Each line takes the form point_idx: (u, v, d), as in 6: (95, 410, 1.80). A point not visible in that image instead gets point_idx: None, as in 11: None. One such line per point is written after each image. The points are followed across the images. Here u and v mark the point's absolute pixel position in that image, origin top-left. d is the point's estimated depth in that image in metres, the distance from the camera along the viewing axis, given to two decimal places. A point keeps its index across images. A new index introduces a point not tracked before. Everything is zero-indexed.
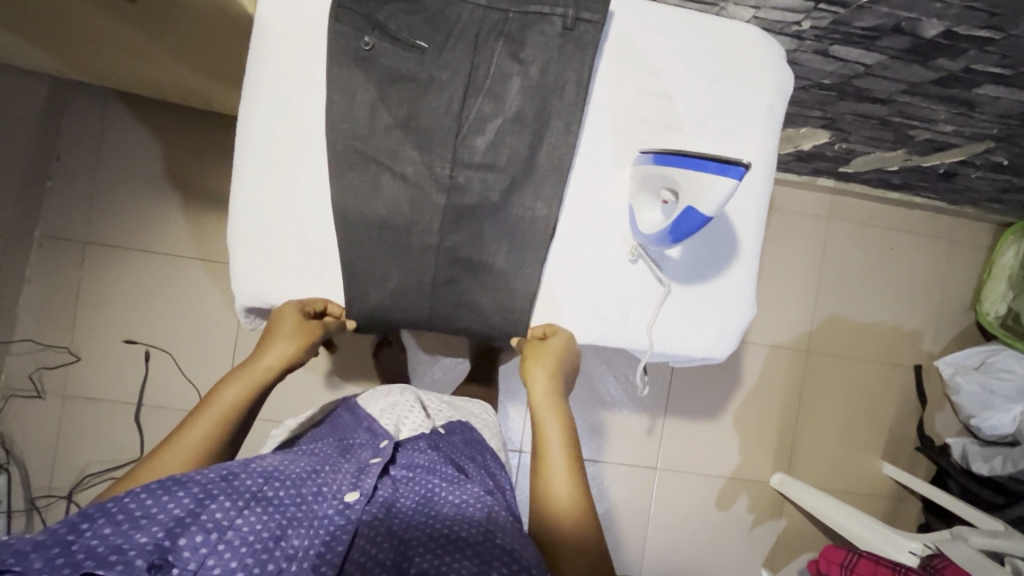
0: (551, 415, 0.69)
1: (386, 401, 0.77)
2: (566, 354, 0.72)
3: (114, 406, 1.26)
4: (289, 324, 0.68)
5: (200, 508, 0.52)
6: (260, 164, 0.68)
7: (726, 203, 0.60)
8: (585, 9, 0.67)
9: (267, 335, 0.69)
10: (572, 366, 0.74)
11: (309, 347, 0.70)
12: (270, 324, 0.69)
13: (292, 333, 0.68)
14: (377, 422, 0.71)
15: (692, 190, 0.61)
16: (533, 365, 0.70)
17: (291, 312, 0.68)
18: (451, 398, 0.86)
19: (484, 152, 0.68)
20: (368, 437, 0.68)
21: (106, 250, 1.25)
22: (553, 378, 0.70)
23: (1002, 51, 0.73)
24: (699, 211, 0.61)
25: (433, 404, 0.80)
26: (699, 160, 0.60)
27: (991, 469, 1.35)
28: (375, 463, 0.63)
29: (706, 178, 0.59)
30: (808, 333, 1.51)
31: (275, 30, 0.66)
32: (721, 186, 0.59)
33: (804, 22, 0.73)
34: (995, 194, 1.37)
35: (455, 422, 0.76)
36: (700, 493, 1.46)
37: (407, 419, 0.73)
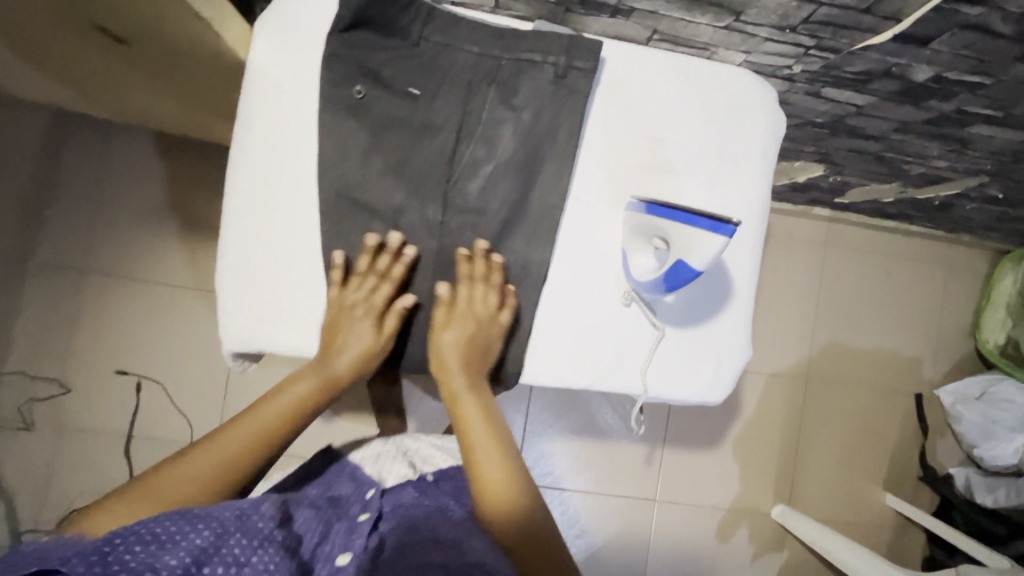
0: (471, 406, 0.69)
1: (366, 452, 0.77)
2: (471, 334, 0.69)
3: (105, 438, 1.24)
4: (362, 337, 0.68)
5: (220, 541, 0.51)
6: (252, 206, 0.67)
7: (717, 257, 0.61)
8: (578, 57, 0.67)
9: (334, 338, 0.68)
10: (491, 332, 0.70)
11: (378, 357, 0.70)
12: (336, 318, 0.68)
13: (364, 339, 0.68)
14: (358, 472, 0.72)
15: (682, 243, 0.61)
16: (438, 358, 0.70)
17: (364, 318, 0.68)
18: (443, 437, 0.83)
19: (477, 198, 0.69)
20: (352, 490, 0.69)
21: (100, 280, 1.24)
22: (464, 365, 0.69)
23: (991, 95, 0.73)
24: (691, 263, 0.61)
25: (421, 447, 0.78)
26: (689, 215, 0.60)
27: (996, 500, 1.34)
28: (365, 520, 0.63)
29: (698, 233, 0.60)
30: (807, 361, 1.50)
31: (269, 74, 0.67)
32: (715, 241, 0.59)
33: (795, 66, 0.73)
34: (992, 223, 1.37)
35: (448, 468, 0.74)
36: (700, 528, 1.44)
37: (391, 470, 0.73)
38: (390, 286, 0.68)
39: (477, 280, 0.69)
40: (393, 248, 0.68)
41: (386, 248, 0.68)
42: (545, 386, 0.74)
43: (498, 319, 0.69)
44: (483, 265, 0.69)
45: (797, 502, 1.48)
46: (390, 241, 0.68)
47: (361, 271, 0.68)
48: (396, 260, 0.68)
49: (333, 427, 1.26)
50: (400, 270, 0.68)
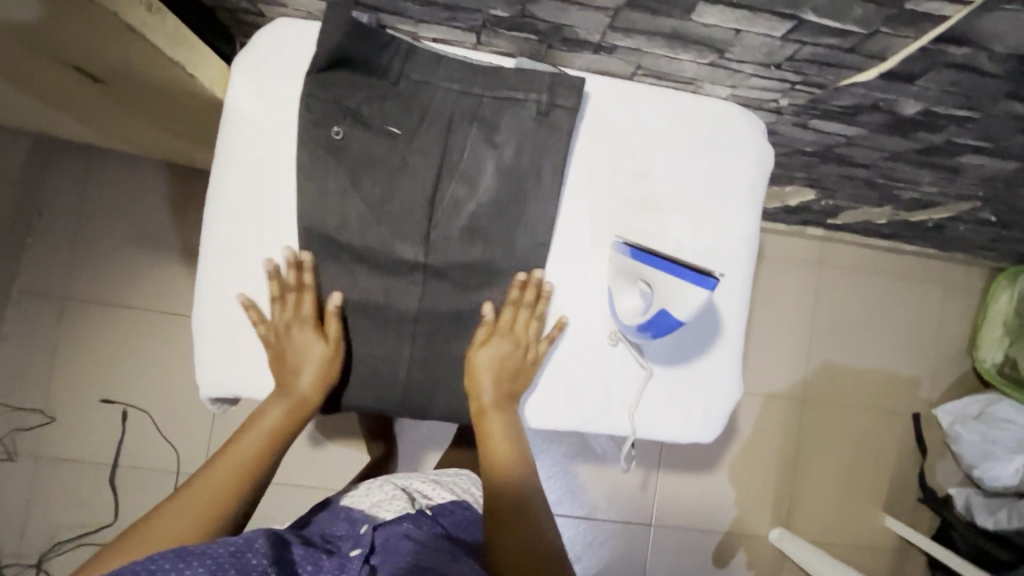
0: (497, 422, 0.68)
1: (366, 492, 0.81)
2: (506, 356, 0.67)
3: (90, 468, 1.21)
4: (312, 350, 0.65)
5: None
6: (228, 248, 0.66)
7: (699, 309, 0.61)
8: (561, 94, 0.66)
9: (289, 363, 0.65)
10: (527, 355, 0.68)
11: (337, 367, 0.67)
12: (280, 341, 0.66)
13: (315, 359, 0.65)
14: (352, 511, 0.75)
15: (666, 293, 0.61)
16: (476, 369, 0.68)
17: (305, 337, 0.65)
18: (437, 478, 0.86)
19: (459, 237, 0.67)
20: (347, 528, 0.71)
21: (85, 307, 1.22)
22: (498, 381, 0.67)
23: (982, 128, 0.71)
24: (673, 314, 0.61)
25: (417, 488, 0.82)
26: (675, 266, 0.61)
27: (997, 522, 1.31)
28: (357, 554, 0.62)
29: (681, 285, 0.60)
30: (803, 381, 1.48)
31: (246, 113, 0.66)
32: (698, 294, 0.59)
33: (781, 100, 0.72)
34: (987, 244, 1.35)
35: (444, 505, 0.77)
36: (697, 552, 1.41)
37: (387, 504, 0.76)
38: (312, 297, 0.66)
39: (523, 305, 0.68)
40: (296, 260, 0.65)
41: (291, 261, 0.65)
42: (534, 427, 0.72)
43: (537, 345, 0.69)
44: (531, 294, 0.68)
45: (794, 525, 1.46)
46: (294, 255, 0.65)
47: (278, 294, 0.65)
48: (302, 269, 0.66)
49: (323, 454, 1.24)
50: (312, 277, 0.66)
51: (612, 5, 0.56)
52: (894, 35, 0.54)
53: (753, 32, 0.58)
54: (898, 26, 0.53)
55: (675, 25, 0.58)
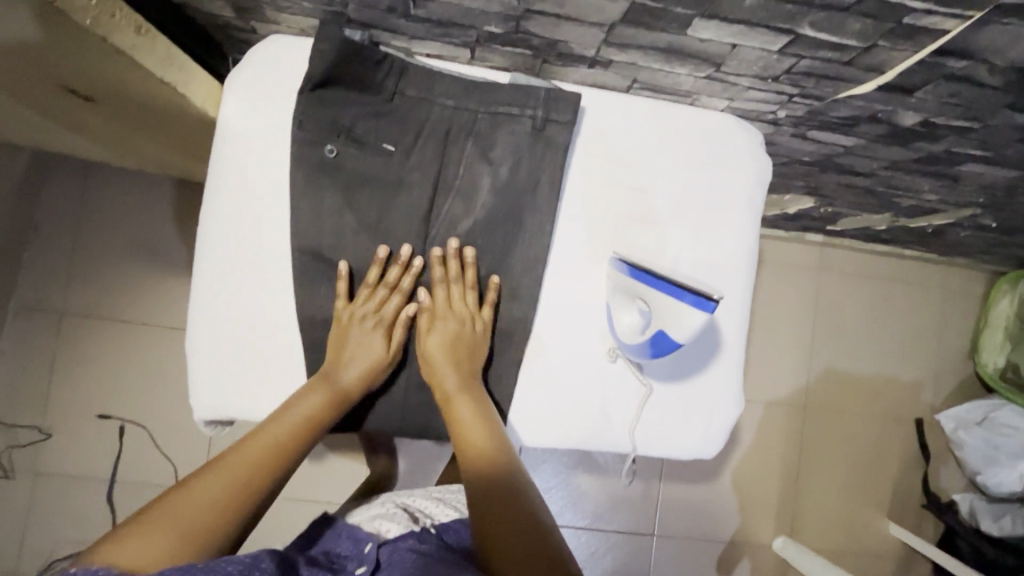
0: (464, 406, 0.65)
1: (369, 511, 0.81)
2: (454, 335, 0.67)
3: (87, 484, 1.20)
4: (373, 348, 0.66)
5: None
6: (221, 268, 0.65)
7: (696, 332, 0.61)
8: (556, 109, 0.66)
9: (345, 353, 0.66)
10: (475, 330, 0.67)
11: (385, 373, 0.68)
12: (345, 331, 0.66)
13: (372, 353, 0.66)
14: (355, 528, 0.73)
15: (665, 314, 0.61)
16: (428, 358, 0.67)
17: (369, 329, 0.66)
18: (440, 495, 0.85)
19: (455, 254, 0.67)
20: (351, 547, 0.70)
21: (81, 321, 1.21)
22: (451, 363, 0.66)
23: (981, 138, 0.71)
24: (672, 336, 0.61)
25: (420, 506, 0.81)
26: (675, 288, 0.60)
27: (1002, 528, 1.32)
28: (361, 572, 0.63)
29: (680, 307, 0.60)
30: (805, 388, 1.47)
31: (239, 131, 0.65)
32: (697, 317, 0.59)
33: (779, 112, 0.72)
34: (988, 249, 1.35)
35: (449, 522, 0.75)
36: (700, 562, 1.40)
37: (390, 523, 0.75)
38: (400, 298, 0.67)
39: (452, 281, 0.67)
40: (403, 261, 0.67)
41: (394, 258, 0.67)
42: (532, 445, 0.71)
43: (480, 315, 0.68)
44: (456, 265, 0.67)
45: (798, 533, 1.45)
46: (400, 253, 0.66)
47: (370, 283, 0.67)
48: (406, 272, 0.67)
49: (322, 468, 1.23)
50: (408, 281, 0.67)
51: (606, 21, 0.56)
52: (892, 48, 0.54)
53: (749, 46, 0.57)
54: (895, 39, 0.52)
55: (671, 40, 0.58)
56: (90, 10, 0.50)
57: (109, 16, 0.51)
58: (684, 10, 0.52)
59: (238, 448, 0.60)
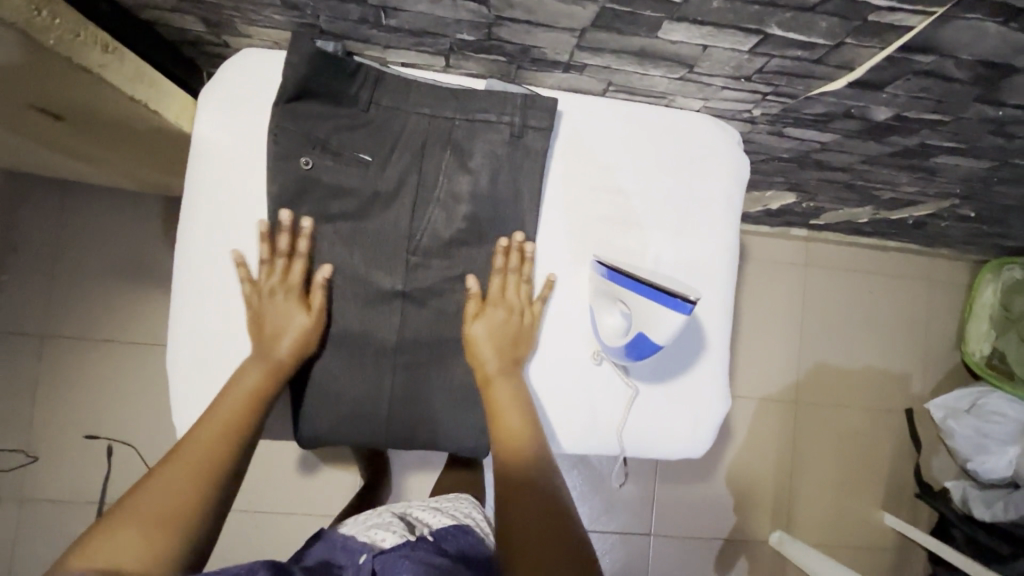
0: (505, 394, 0.65)
1: (362, 522, 0.80)
2: (503, 322, 0.66)
3: (75, 507, 1.19)
4: (295, 318, 0.64)
5: None
6: (201, 284, 0.65)
7: (676, 333, 0.61)
8: (533, 115, 0.66)
9: (263, 327, 0.63)
10: (523, 320, 0.67)
11: (318, 337, 0.65)
12: (262, 308, 0.64)
13: (290, 320, 0.63)
14: (350, 539, 0.72)
15: (643, 317, 0.61)
16: (475, 340, 0.66)
17: (279, 299, 0.64)
18: (437, 504, 0.85)
19: (436, 263, 0.66)
20: (346, 557, 0.69)
21: (65, 342, 1.20)
22: (496, 346, 0.66)
23: (954, 131, 0.71)
24: (652, 338, 0.61)
25: (416, 516, 0.81)
26: (651, 291, 0.60)
27: (994, 515, 1.32)
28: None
29: (660, 311, 0.60)
30: (795, 382, 1.48)
31: (214, 146, 0.64)
32: (675, 319, 0.59)
33: (755, 110, 0.72)
34: (969, 238, 1.36)
35: (445, 528, 0.75)
36: (698, 560, 1.40)
37: (386, 531, 0.75)
38: (302, 262, 0.64)
39: (510, 272, 0.67)
40: (289, 226, 0.64)
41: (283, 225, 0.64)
42: None
43: (531, 309, 0.68)
44: (516, 259, 0.67)
45: (794, 528, 1.45)
46: (282, 220, 0.64)
47: (265, 260, 0.64)
48: (297, 236, 0.64)
49: (314, 482, 1.22)
50: (305, 244, 0.64)
51: (577, 27, 0.56)
52: (860, 45, 0.54)
53: (720, 47, 0.57)
54: (863, 37, 0.53)
55: (644, 42, 0.58)
56: (53, 30, 0.49)
57: (73, 35, 0.51)
58: (653, 14, 0.52)
59: (191, 435, 0.59)
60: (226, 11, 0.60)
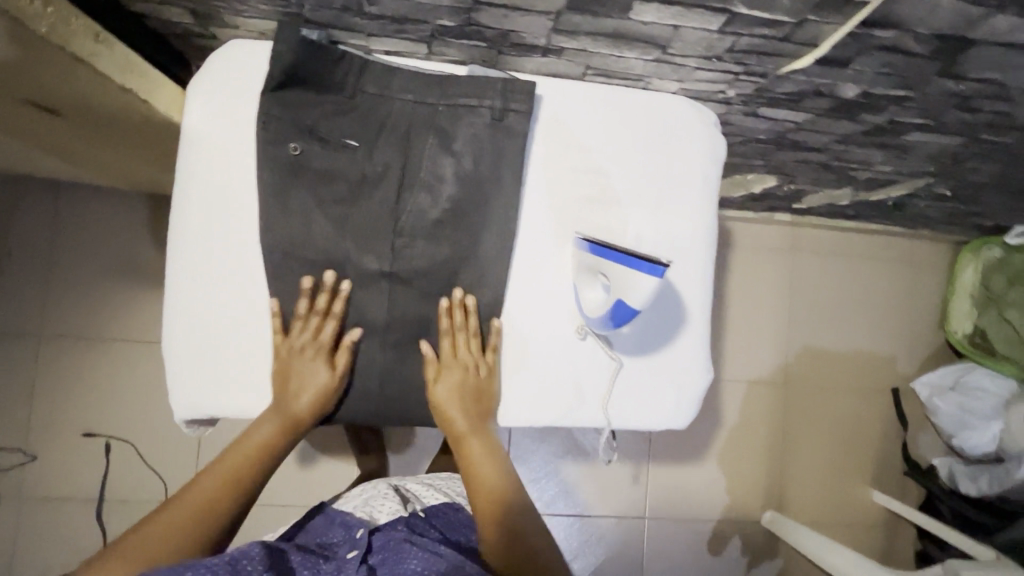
0: (475, 444, 0.72)
1: (360, 495, 0.82)
2: (461, 383, 0.69)
3: (76, 504, 1.20)
4: (318, 376, 0.68)
5: None
6: (194, 270, 0.67)
7: (651, 297, 0.63)
8: (513, 98, 0.68)
9: (287, 385, 0.67)
10: (481, 374, 0.70)
11: (337, 395, 0.70)
12: (289, 362, 0.67)
13: (312, 382, 0.67)
14: (349, 514, 0.75)
15: (620, 284, 0.63)
16: (438, 402, 0.70)
17: (307, 357, 0.67)
18: (432, 480, 0.88)
19: (423, 244, 0.69)
20: (344, 534, 0.72)
21: (61, 341, 1.21)
22: (458, 406, 0.70)
23: (920, 106, 0.74)
24: (629, 304, 0.62)
25: (412, 490, 0.84)
26: (625, 257, 0.62)
27: (980, 489, 1.34)
28: (353, 556, 0.65)
29: (636, 276, 0.61)
30: (783, 365, 1.51)
31: (204, 135, 0.66)
32: (649, 283, 0.61)
33: (729, 90, 0.75)
34: (948, 219, 1.39)
35: (437, 506, 0.79)
36: (692, 541, 1.43)
37: (384, 506, 0.78)
38: (334, 323, 0.68)
39: (460, 331, 0.69)
40: (331, 287, 0.67)
41: (325, 286, 0.67)
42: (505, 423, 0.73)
43: (486, 363, 0.70)
44: (462, 317, 0.69)
45: (786, 508, 1.48)
46: (325, 280, 0.67)
47: (301, 315, 0.67)
48: (335, 297, 0.68)
49: (312, 473, 1.24)
50: (341, 306, 0.68)
51: (552, 10, 0.58)
52: (821, 22, 0.57)
53: (690, 28, 0.60)
54: (824, 14, 0.55)
55: (617, 24, 0.60)
56: (45, 19, 0.51)
57: (65, 24, 0.53)
58: None
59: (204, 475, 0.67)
60: (213, 2, 0.62)
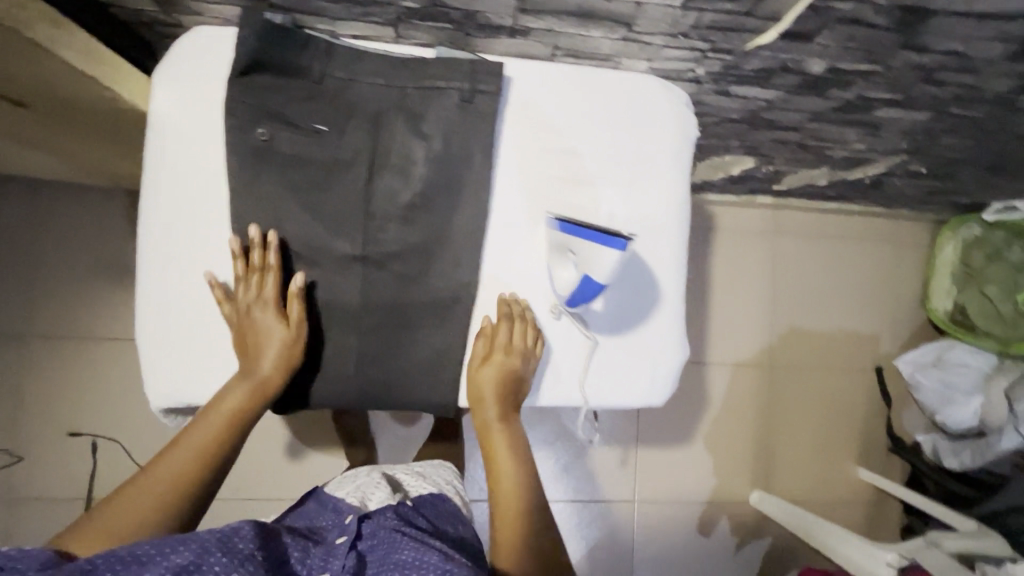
0: (501, 435, 0.73)
1: (351, 484, 0.81)
2: (507, 368, 0.70)
3: (64, 504, 1.19)
4: (275, 331, 0.67)
5: (200, 559, 0.51)
6: (165, 260, 0.66)
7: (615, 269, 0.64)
8: (482, 80, 0.68)
9: (249, 346, 0.67)
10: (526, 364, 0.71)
11: (300, 350, 0.68)
12: (244, 322, 0.67)
13: (270, 338, 0.67)
14: (341, 501, 0.75)
15: (585, 260, 0.64)
16: (482, 381, 0.71)
17: (259, 315, 0.66)
18: (421, 470, 0.88)
19: (396, 227, 0.69)
20: (332, 521, 0.70)
21: (42, 341, 1.20)
22: (498, 389, 0.71)
23: (887, 80, 0.75)
24: (594, 278, 0.64)
25: (400, 479, 0.84)
26: (589, 233, 0.63)
27: (962, 462, 1.37)
28: (343, 541, 0.63)
29: (601, 252, 0.63)
30: (767, 346, 1.52)
31: (170, 123, 0.66)
32: (609, 256, 0.63)
33: (698, 69, 0.75)
34: (926, 197, 1.41)
35: (424, 496, 0.78)
36: (681, 522, 1.45)
37: (373, 494, 0.76)
38: (275, 275, 0.67)
39: (516, 318, 0.70)
40: (259, 241, 0.66)
41: (258, 241, 0.66)
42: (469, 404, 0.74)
43: (533, 354, 0.71)
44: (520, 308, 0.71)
45: (773, 487, 1.50)
46: (251, 236, 0.66)
47: (239, 277, 0.66)
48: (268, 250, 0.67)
49: (300, 466, 1.24)
50: (277, 258, 0.67)
51: None
52: None
53: (653, 4, 0.60)
54: None
55: (580, 2, 0.61)
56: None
57: (21, 10, 0.53)
58: None
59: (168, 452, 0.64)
60: None
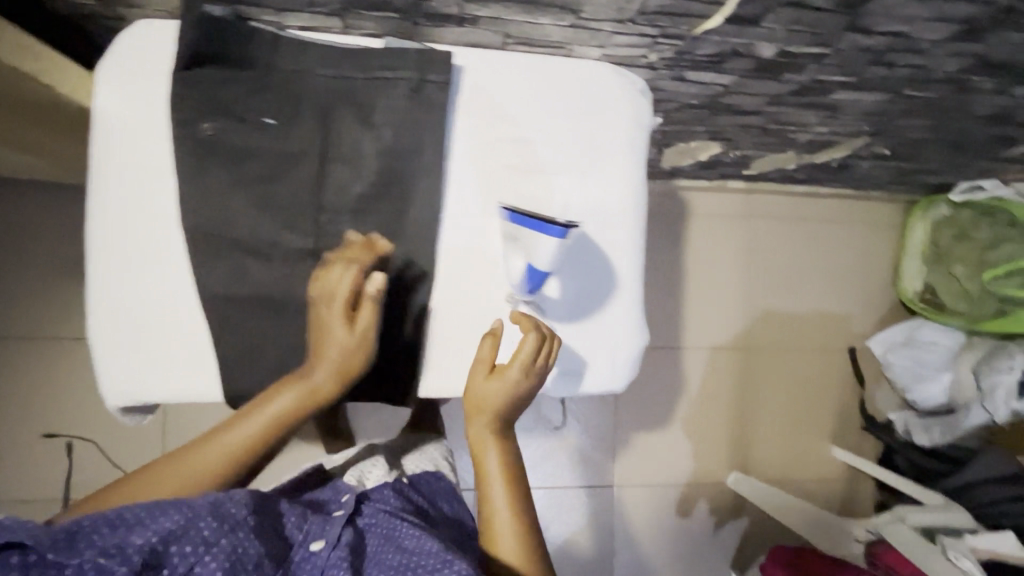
0: (494, 457, 0.67)
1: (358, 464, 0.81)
2: (511, 385, 0.68)
3: (39, 505, 1.19)
4: (337, 335, 0.65)
5: (190, 523, 0.51)
6: (114, 256, 0.66)
7: (556, 254, 0.66)
8: (432, 70, 0.68)
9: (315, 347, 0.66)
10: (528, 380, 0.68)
11: (360, 358, 0.67)
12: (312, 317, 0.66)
13: (336, 347, 0.66)
14: (338, 481, 0.75)
15: (527, 247, 0.66)
16: (482, 390, 0.68)
17: (331, 314, 0.65)
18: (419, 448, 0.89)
19: (350, 220, 0.69)
20: (331, 497, 0.71)
21: (7, 344, 1.18)
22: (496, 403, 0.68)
23: (839, 63, 0.75)
24: (536, 265, 0.66)
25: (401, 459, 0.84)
26: (527, 220, 0.65)
27: (932, 439, 1.41)
28: (341, 514, 0.64)
29: (537, 238, 0.64)
30: (742, 330, 1.54)
31: (114, 117, 0.65)
32: (547, 242, 0.64)
33: (651, 54, 0.75)
34: (894, 179, 1.42)
35: (419, 474, 0.80)
36: (660, 505, 1.47)
37: (370, 473, 0.76)
38: (357, 272, 0.65)
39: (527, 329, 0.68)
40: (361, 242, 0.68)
41: (363, 242, 0.68)
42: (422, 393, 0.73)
43: (536, 368, 0.68)
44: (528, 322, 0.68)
45: (750, 468, 1.52)
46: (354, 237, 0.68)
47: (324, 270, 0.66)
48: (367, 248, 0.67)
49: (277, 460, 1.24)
50: (371, 258, 0.67)
51: None
52: None
53: None
54: None
55: None
56: None
57: None
58: None
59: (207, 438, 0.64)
60: None
